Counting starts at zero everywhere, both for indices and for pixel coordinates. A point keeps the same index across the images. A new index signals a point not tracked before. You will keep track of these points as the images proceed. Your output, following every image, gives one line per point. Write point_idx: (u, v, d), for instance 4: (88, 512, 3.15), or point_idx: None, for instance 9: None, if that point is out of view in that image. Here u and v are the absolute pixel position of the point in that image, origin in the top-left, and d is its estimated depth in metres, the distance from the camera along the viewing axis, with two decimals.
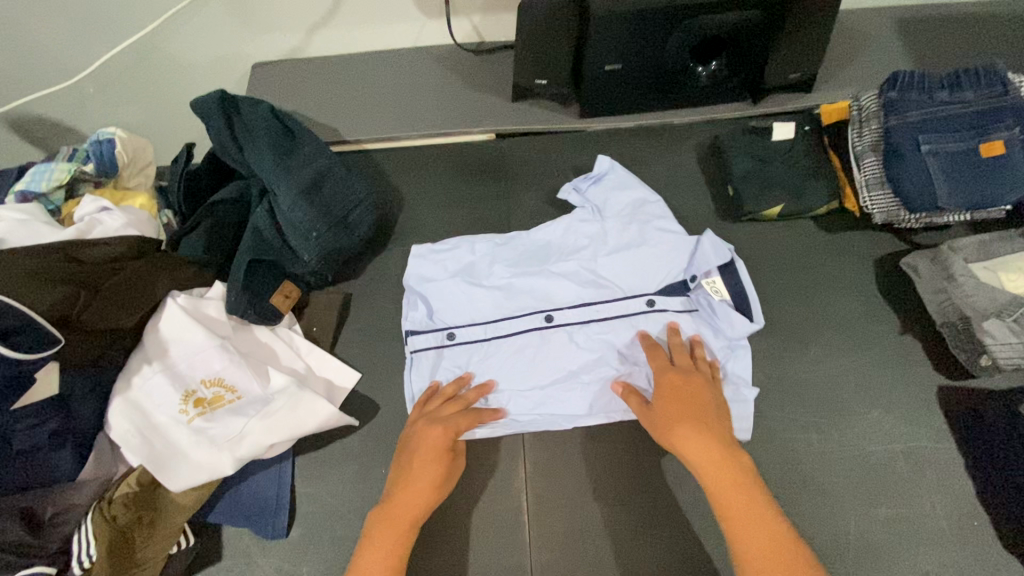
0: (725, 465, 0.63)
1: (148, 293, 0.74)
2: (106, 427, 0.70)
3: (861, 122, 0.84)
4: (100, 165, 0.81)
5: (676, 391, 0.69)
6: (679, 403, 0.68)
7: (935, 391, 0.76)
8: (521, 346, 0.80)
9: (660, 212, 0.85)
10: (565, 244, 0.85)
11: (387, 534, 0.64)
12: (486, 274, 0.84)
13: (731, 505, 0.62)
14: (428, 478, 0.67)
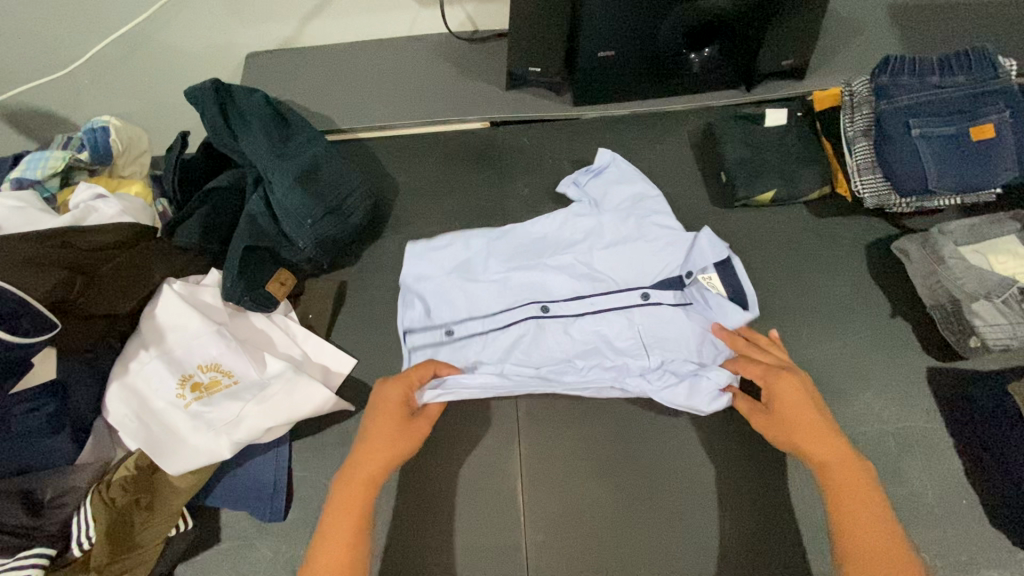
0: (850, 481, 0.62)
1: (145, 280, 0.75)
2: (104, 412, 0.71)
3: (853, 107, 0.84)
4: (95, 153, 0.81)
5: (801, 406, 0.67)
6: (798, 412, 0.66)
7: (926, 371, 0.77)
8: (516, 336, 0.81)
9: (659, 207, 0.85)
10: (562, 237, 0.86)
11: (347, 499, 0.63)
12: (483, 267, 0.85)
13: (851, 520, 0.60)
14: (385, 439, 0.66)
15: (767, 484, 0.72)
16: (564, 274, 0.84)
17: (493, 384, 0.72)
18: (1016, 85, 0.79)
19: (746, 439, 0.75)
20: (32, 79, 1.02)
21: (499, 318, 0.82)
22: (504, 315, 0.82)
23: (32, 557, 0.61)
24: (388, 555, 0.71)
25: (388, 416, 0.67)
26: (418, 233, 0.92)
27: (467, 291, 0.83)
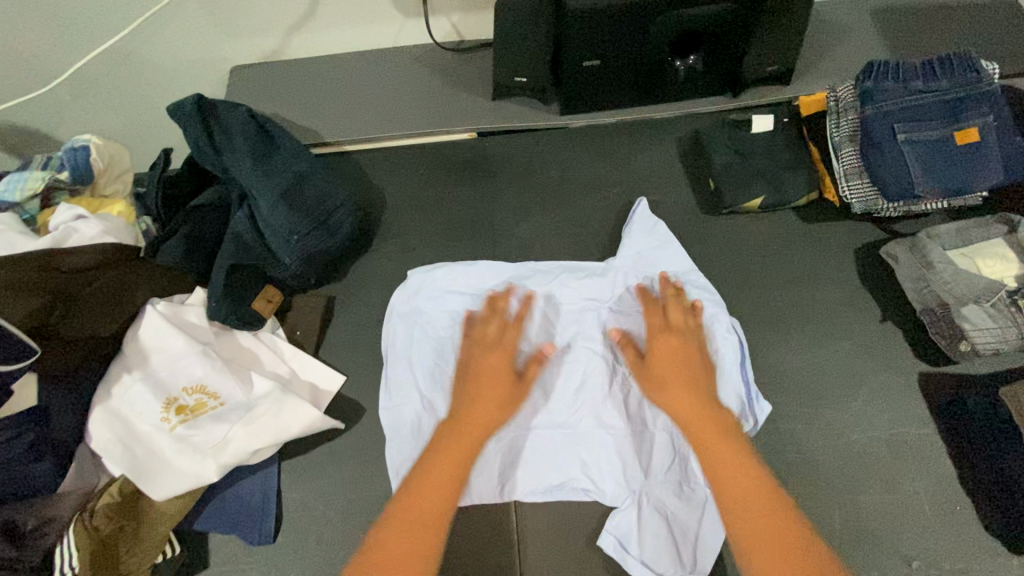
0: (699, 419, 0.63)
1: (126, 300, 0.74)
2: (87, 437, 0.69)
3: (838, 112, 0.84)
4: (75, 172, 0.80)
5: (664, 348, 0.70)
6: (668, 365, 0.68)
7: (917, 376, 0.77)
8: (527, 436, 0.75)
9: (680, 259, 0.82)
10: (579, 311, 0.80)
11: (425, 502, 0.60)
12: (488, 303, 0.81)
13: (722, 469, 0.60)
14: (490, 416, 0.66)
15: None
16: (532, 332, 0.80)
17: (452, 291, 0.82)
18: (997, 89, 0.80)
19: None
20: (13, 97, 1.01)
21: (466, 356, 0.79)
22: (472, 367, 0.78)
23: None
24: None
25: (493, 364, 0.70)
26: (406, 246, 0.91)
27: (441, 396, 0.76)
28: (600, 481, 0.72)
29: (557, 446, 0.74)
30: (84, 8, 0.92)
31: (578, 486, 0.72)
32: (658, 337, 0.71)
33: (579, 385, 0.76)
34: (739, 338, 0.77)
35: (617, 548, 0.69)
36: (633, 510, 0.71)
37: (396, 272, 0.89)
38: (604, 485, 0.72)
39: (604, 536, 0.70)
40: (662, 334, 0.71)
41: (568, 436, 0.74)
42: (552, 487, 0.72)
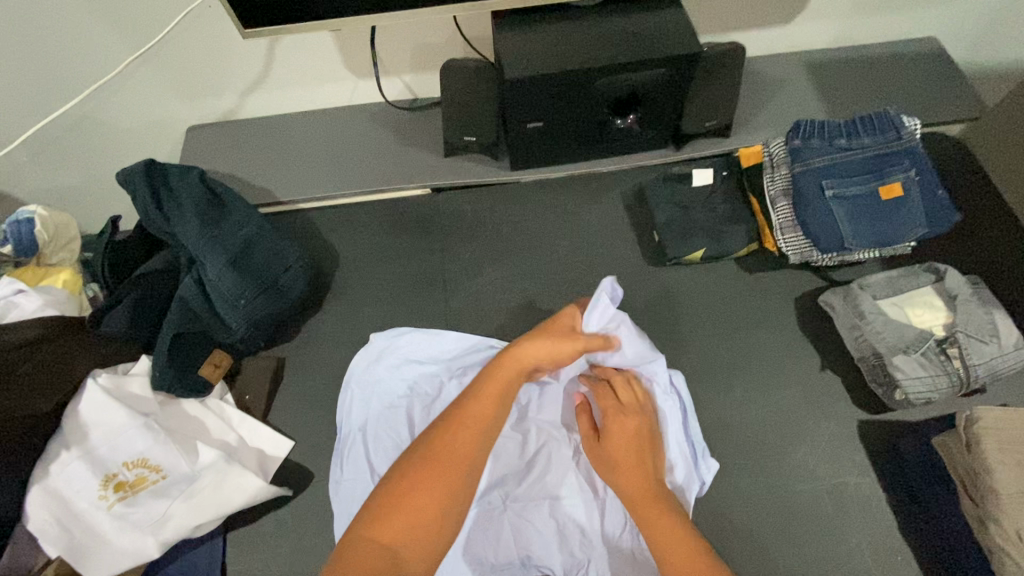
0: (641, 493, 0.66)
1: (66, 373, 0.73)
2: (24, 518, 0.68)
3: (772, 167, 0.88)
4: (18, 246, 0.81)
5: (619, 430, 0.71)
6: (622, 442, 0.70)
7: (856, 425, 0.79)
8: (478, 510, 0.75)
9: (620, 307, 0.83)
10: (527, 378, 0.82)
11: (465, 429, 0.59)
12: (435, 375, 0.83)
13: (660, 541, 0.62)
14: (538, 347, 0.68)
15: None
16: None
17: (402, 364, 0.83)
18: (918, 145, 0.84)
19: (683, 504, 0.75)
20: None
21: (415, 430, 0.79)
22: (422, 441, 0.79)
23: None
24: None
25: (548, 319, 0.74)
26: (358, 304, 0.92)
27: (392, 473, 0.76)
28: (549, 555, 0.72)
29: (510, 518, 0.74)
30: (38, 78, 0.94)
31: (528, 562, 0.72)
32: (615, 414, 0.72)
33: (532, 454, 0.78)
34: (681, 394, 0.78)
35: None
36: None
37: (347, 331, 0.90)
38: (554, 560, 0.72)
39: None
40: (620, 412, 0.72)
41: (518, 510, 0.75)
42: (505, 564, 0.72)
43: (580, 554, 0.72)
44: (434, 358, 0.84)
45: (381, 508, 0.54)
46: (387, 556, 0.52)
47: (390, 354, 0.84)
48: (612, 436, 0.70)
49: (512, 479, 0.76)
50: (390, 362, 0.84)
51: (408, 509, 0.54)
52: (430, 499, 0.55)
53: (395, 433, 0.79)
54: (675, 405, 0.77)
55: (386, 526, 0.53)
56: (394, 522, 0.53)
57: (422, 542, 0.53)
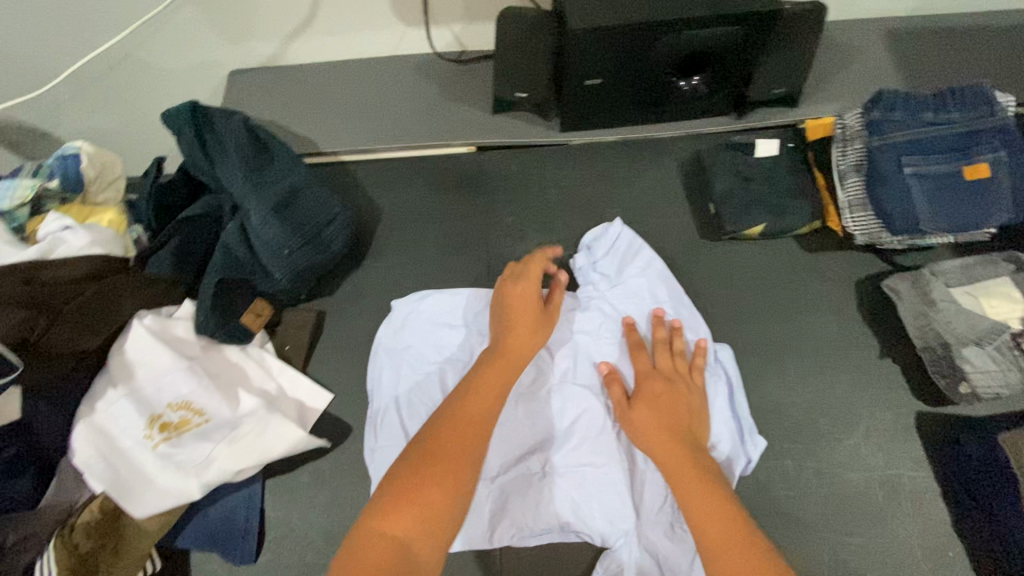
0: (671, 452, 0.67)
1: (114, 311, 0.73)
2: (69, 452, 0.68)
3: (845, 140, 0.82)
4: (65, 181, 0.79)
5: (651, 393, 0.72)
6: (653, 408, 0.71)
7: (914, 417, 0.75)
8: (518, 473, 0.74)
9: (662, 280, 0.83)
10: (568, 344, 0.80)
11: (461, 428, 0.64)
12: (475, 338, 0.81)
13: (694, 504, 0.63)
14: (527, 347, 0.72)
15: None
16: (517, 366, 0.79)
17: (440, 322, 0.82)
18: (1010, 123, 0.78)
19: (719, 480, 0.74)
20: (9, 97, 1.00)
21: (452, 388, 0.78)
22: None
23: None
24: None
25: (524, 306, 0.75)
26: (399, 262, 0.90)
27: None
28: (592, 522, 0.71)
29: (549, 485, 0.73)
30: (81, 11, 0.91)
31: (571, 528, 0.72)
32: (643, 381, 0.74)
33: (570, 421, 0.76)
34: (725, 368, 0.77)
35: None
36: (626, 550, 0.70)
37: (387, 288, 0.88)
38: (597, 527, 0.71)
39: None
40: (649, 378, 0.74)
41: (559, 477, 0.73)
42: (546, 529, 0.72)
43: (624, 523, 0.71)
44: (473, 321, 0.82)
45: (388, 499, 0.58)
46: (396, 545, 0.56)
47: (429, 312, 0.83)
48: (644, 399, 0.72)
49: (550, 445, 0.75)
50: (429, 319, 0.82)
51: (411, 504, 0.58)
52: (429, 498, 0.58)
53: (433, 390, 0.78)
54: (719, 380, 0.76)
55: (394, 519, 0.57)
56: (399, 514, 0.57)
57: (424, 535, 0.57)
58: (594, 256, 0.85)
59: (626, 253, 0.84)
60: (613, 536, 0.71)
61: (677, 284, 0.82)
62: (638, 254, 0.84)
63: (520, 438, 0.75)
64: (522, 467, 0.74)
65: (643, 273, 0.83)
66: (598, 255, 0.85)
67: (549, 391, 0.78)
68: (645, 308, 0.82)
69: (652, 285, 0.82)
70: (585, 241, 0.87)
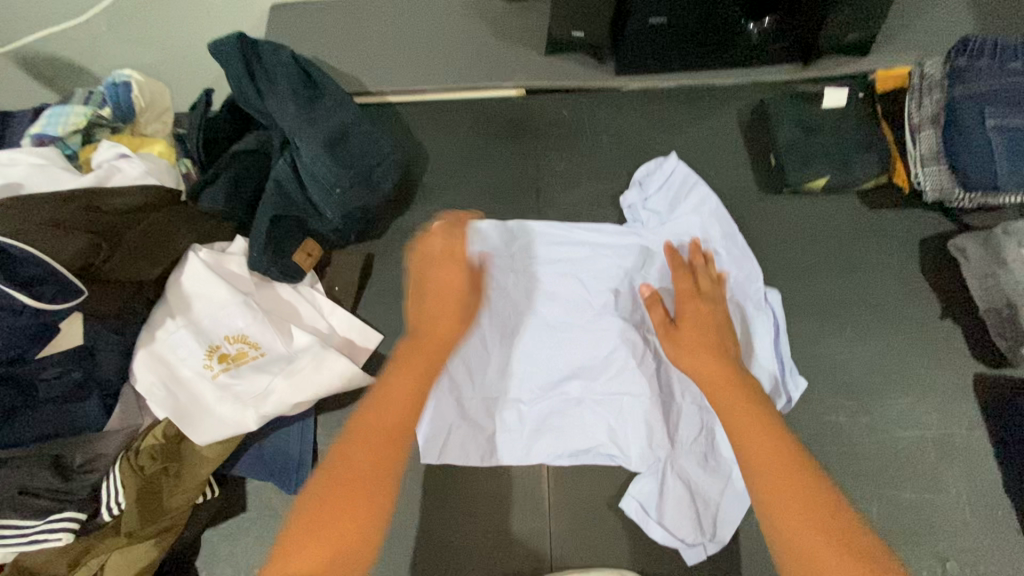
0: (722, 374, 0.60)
1: (167, 243, 0.72)
2: (131, 378, 0.69)
3: (921, 90, 0.78)
4: (116, 109, 0.78)
5: (694, 315, 0.67)
6: (696, 329, 0.65)
7: (972, 378, 0.74)
8: (556, 398, 0.76)
9: (715, 219, 0.80)
10: (612, 276, 0.80)
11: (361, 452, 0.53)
12: (520, 267, 0.81)
13: (749, 440, 0.54)
14: (452, 329, 0.61)
15: None
16: (558, 294, 0.80)
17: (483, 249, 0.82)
18: None
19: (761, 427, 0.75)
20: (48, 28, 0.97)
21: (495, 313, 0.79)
22: (502, 324, 0.79)
23: (63, 521, 0.61)
24: (428, 533, 0.73)
25: (449, 273, 0.63)
26: (447, 207, 0.88)
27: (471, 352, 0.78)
28: (626, 446, 0.74)
29: (585, 411, 0.75)
30: None
31: (604, 450, 0.74)
32: (687, 303, 0.68)
33: (611, 352, 0.76)
34: (773, 311, 0.76)
35: (640, 513, 0.71)
36: (658, 477, 0.72)
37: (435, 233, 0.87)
38: (630, 451, 0.73)
39: (626, 499, 0.72)
40: (692, 300, 0.69)
41: (596, 403, 0.75)
42: (579, 451, 0.74)
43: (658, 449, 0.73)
44: (519, 251, 0.82)
45: (290, 540, 0.50)
46: None
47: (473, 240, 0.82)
48: (684, 320, 0.66)
49: (588, 373, 0.76)
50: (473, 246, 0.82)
51: (313, 545, 0.50)
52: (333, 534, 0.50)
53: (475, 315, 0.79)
54: (767, 320, 0.75)
55: (294, 563, 0.49)
56: (301, 559, 0.49)
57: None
58: (645, 194, 0.84)
59: (679, 186, 0.82)
60: (646, 462, 0.73)
61: (731, 223, 0.80)
62: (692, 191, 0.82)
63: (559, 363, 0.77)
64: (560, 391, 0.76)
65: (696, 213, 0.81)
66: (649, 193, 0.83)
67: (592, 322, 0.78)
68: None
69: (704, 224, 0.80)
70: (638, 178, 0.85)
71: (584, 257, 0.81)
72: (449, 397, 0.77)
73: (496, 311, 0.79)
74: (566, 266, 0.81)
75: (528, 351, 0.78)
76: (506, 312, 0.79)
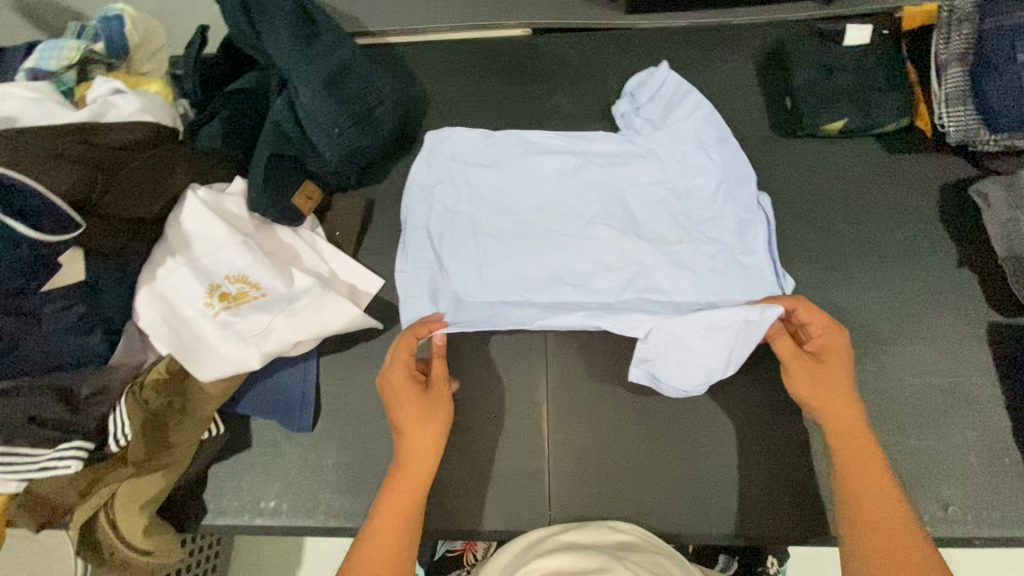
0: (849, 432, 0.62)
1: (164, 181, 0.71)
2: (134, 316, 0.70)
3: (948, 25, 0.74)
4: (110, 46, 0.76)
5: (833, 360, 0.65)
6: (835, 372, 0.64)
7: (985, 326, 0.72)
8: (542, 297, 0.75)
9: (711, 125, 0.78)
10: (599, 184, 0.79)
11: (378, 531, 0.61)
12: (510, 176, 0.80)
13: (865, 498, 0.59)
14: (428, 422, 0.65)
15: (789, 428, 0.73)
16: (544, 199, 0.79)
17: (468, 157, 0.81)
18: None
19: (765, 372, 0.74)
20: None
21: (482, 219, 0.79)
22: (487, 229, 0.78)
23: (72, 451, 0.62)
24: None
25: (409, 402, 0.66)
26: None
27: (456, 256, 0.77)
28: (615, 323, 0.70)
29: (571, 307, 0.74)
30: None
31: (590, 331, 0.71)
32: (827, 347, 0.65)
33: (598, 256, 0.76)
34: (767, 213, 0.75)
35: (650, 378, 0.71)
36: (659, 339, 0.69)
37: None
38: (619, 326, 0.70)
39: (633, 369, 0.71)
40: (832, 331, 0.66)
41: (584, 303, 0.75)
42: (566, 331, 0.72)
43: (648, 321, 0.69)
44: (509, 160, 0.81)
45: None
46: None
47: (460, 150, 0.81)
48: (829, 357, 0.65)
49: (575, 279, 0.76)
50: (458, 151, 0.81)
51: None
52: None
53: (460, 220, 0.79)
54: (759, 224, 0.75)
55: None
56: None
57: None
58: (637, 103, 0.81)
59: (666, 88, 0.80)
60: (649, 324, 0.69)
61: (725, 127, 0.77)
62: (685, 99, 0.79)
63: (544, 266, 0.76)
64: (544, 293, 0.76)
65: (691, 118, 0.78)
66: (641, 102, 0.81)
67: (582, 229, 0.77)
68: (686, 151, 0.79)
69: (699, 131, 0.78)
70: (629, 88, 0.82)
71: (570, 165, 0.80)
72: (435, 297, 0.76)
73: (482, 217, 0.79)
74: (553, 174, 0.80)
75: (519, 256, 0.77)
76: (491, 216, 0.79)
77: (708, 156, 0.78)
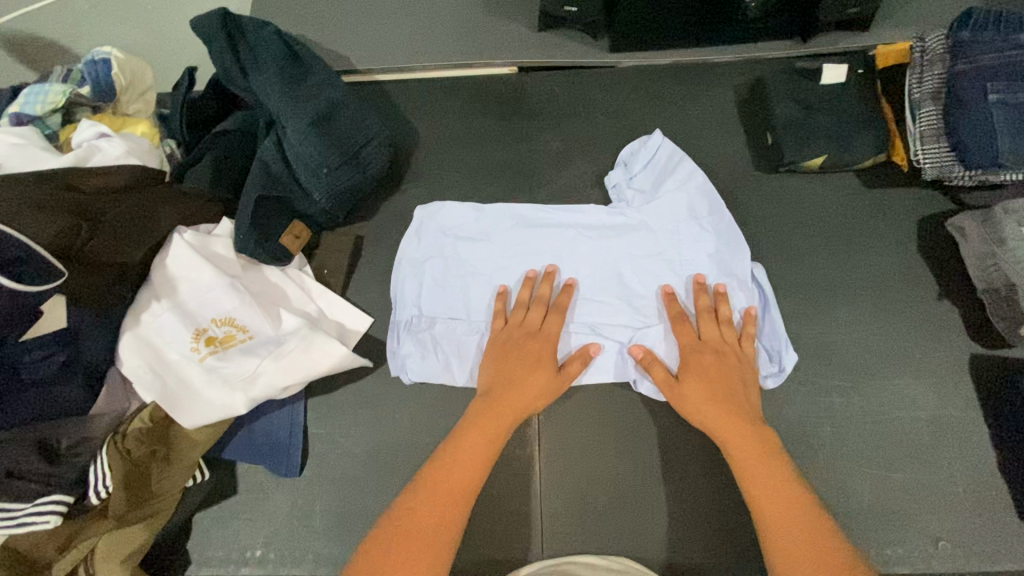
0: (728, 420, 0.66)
1: (150, 223, 0.70)
2: (118, 361, 0.69)
3: (922, 64, 0.77)
4: (96, 89, 0.77)
5: (697, 364, 0.69)
6: (704, 366, 0.69)
7: (968, 358, 0.73)
8: None
9: (701, 194, 0.79)
10: (592, 255, 0.79)
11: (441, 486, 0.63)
12: (501, 248, 0.80)
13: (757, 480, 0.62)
14: (527, 395, 0.69)
15: None
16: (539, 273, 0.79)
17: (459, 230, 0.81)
18: None
19: None
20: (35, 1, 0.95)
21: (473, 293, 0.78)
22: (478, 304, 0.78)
23: (51, 504, 0.60)
24: None
25: (523, 367, 0.71)
26: (436, 188, 0.87)
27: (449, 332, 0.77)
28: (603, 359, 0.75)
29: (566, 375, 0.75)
30: None
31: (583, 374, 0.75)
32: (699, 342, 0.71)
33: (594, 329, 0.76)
34: (761, 287, 0.75)
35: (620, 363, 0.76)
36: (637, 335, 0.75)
37: None
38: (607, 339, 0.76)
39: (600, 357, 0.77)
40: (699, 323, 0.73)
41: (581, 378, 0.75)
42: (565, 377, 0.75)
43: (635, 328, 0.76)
44: (499, 234, 0.81)
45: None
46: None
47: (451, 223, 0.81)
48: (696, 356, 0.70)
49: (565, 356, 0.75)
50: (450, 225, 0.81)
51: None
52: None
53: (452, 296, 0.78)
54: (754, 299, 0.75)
55: None
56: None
57: None
58: (630, 173, 0.82)
59: (656, 160, 0.81)
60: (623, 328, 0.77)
61: (716, 197, 0.78)
62: (677, 168, 0.80)
63: None
64: None
65: (681, 188, 0.79)
66: (635, 171, 0.82)
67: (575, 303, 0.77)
68: (679, 222, 0.79)
69: (691, 202, 0.79)
70: (624, 157, 0.83)
71: (561, 238, 0.80)
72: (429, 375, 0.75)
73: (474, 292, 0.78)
74: (545, 245, 0.80)
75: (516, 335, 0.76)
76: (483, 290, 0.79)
77: (704, 229, 0.78)
